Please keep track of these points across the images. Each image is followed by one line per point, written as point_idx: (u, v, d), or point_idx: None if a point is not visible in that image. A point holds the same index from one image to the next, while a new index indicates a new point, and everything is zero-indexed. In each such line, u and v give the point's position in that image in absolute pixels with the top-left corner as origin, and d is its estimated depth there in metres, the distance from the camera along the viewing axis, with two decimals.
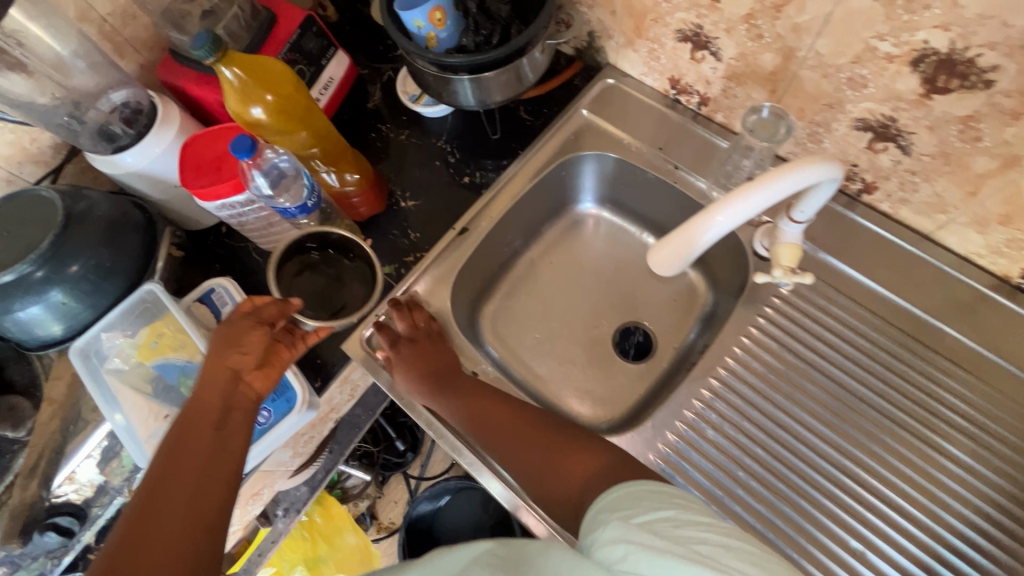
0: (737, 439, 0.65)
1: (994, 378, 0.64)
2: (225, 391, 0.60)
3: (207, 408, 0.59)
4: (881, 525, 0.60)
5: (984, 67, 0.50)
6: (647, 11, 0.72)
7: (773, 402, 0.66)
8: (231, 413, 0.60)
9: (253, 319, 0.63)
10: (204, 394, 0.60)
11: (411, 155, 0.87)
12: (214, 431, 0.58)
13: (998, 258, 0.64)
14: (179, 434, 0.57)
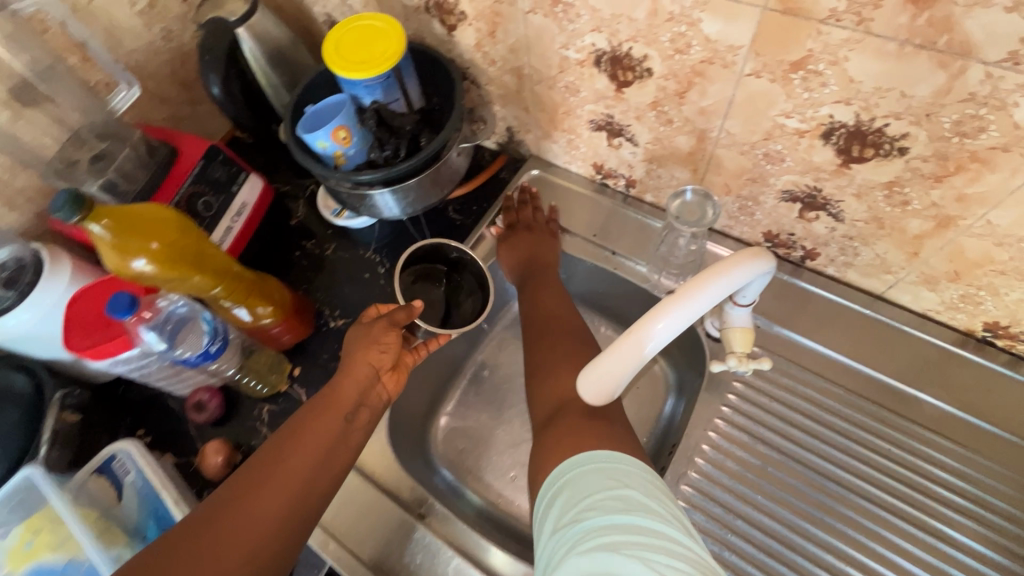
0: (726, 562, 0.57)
1: (979, 443, 0.59)
2: (359, 391, 0.60)
3: (345, 401, 0.58)
4: None
5: (894, 135, 0.48)
6: (557, 105, 0.71)
7: (756, 508, 0.59)
8: (362, 408, 0.60)
9: (387, 321, 0.63)
10: (341, 385, 0.59)
11: (340, 269, 0.83)
12: (343, 422, 0.57)
13: (957, 313, 0.61)
14: (303, 422, 0.56)
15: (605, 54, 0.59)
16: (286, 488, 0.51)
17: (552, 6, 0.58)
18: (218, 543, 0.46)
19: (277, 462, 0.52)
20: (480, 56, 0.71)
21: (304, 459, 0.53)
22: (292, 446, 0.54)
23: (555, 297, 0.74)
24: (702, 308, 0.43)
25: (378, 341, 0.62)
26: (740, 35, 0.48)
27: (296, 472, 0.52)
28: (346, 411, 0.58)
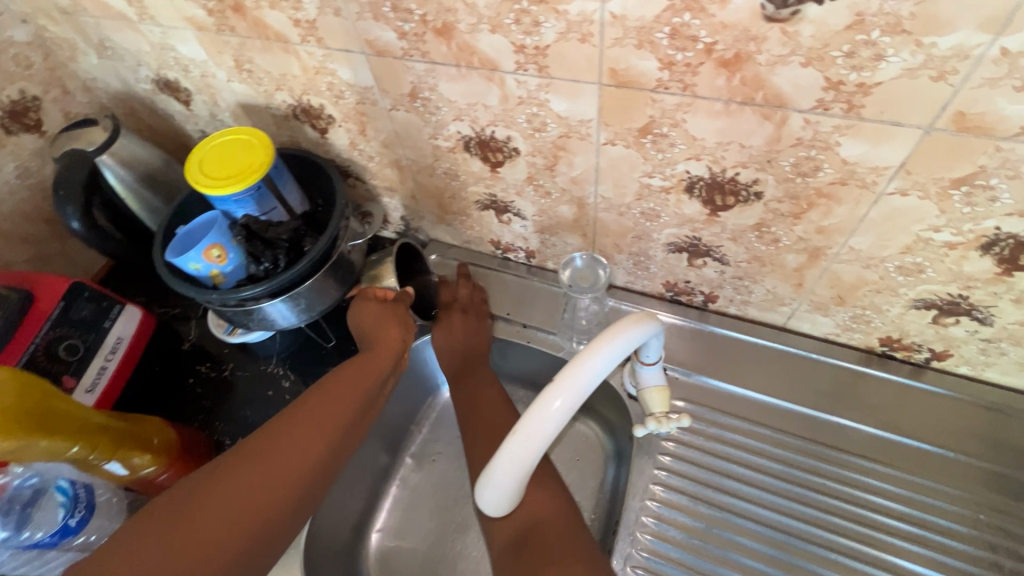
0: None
1: (906, 460, 0.60)
2: (393, 358, 0.64)
3: (381, 365, 0.62)
4: None
5: (747, 182, 0.50)
6: (442, 190, 0.70)
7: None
8: (392, 373, 0.64)
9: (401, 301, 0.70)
10: (376, 352, 0.63)
11: (240, 390, 0.76)
12: (378, 381, 0.61)
13: (854, 333, 0.62)
14: (343, 374, 0.60)
15: (472, 139, 0.60)
16: (326, 436, 0.54)
17: (411, 102, 0.58)
18: (262, 474, 0.50)
19: (314, 412, 0.55)
20: (357, 154, 0.71)
21: (343, 411, 0.57)
22: (331, 398, 0.57)
23: (494, 395, 0.69)
24: (565, 416, 0.40)
25: (402, 319, 0.68)
26: (587, 109, 0.50)
27: (336, 421, 0.55)
28: (382, 374, 0.62)
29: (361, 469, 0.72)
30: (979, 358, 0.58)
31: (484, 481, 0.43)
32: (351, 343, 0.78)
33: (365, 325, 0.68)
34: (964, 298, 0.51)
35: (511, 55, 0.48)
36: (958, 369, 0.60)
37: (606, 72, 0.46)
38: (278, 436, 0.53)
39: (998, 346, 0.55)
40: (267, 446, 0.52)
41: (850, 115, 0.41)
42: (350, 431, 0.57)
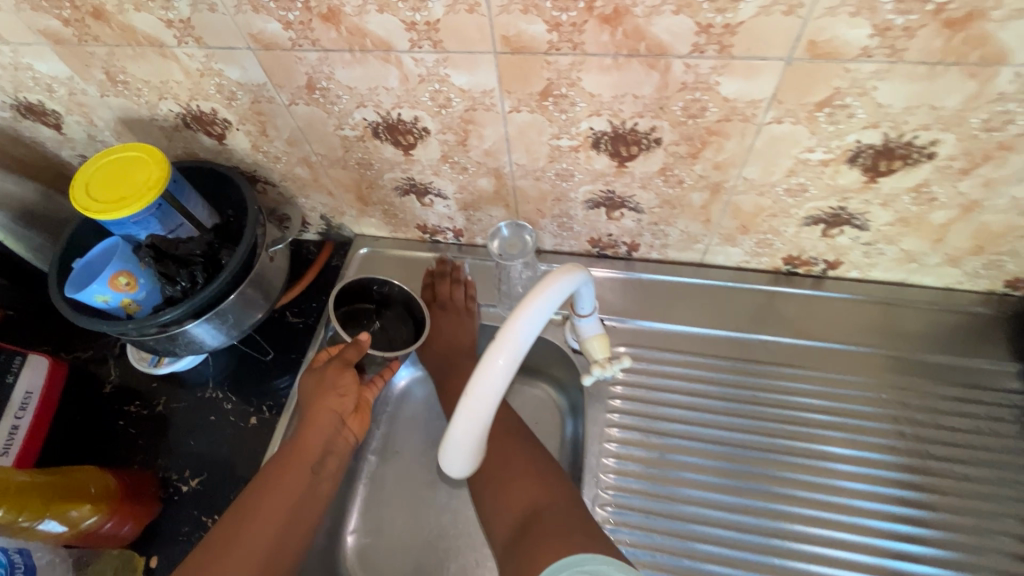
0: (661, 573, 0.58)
1: (821, 361, 0.67)
2: (325, 439, 0.62)
3: (311, 451, 0.60)
4: (824, 562, 0.57)
5: (647, 130, 0.53)
6: (359, 182, 0.69)
7: (672, 503, 0.61)
8: (329, 457, 0.61)
9: (338, 362, 0.65)
10: (305, 438, 0.61)
11: (179, 421, 0.72)
12: (312, 472, 0.60)
13: (762, 258, 0.68)
14: (271, 475, 0.58)
15: (379, 125, 0.59)
16: (253, 556, 0.53)
17: (310, 94, 0.57)
18: None
19: (240, 535, 0.54)
20: (262, 156, 0.68)
21: (276, 516, 0.56)
22: (263, 503, 0.56)
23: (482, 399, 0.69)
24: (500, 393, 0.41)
25: (337, 387, 0.64)
26: (487, 78, 0.51)
27: (269, 529, 0.55)
28: (314, 462, 0.60)
29: None
30: (864, 261, 0.65)
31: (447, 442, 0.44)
32: (291, 352, 0.76)
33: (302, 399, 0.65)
34: (843, 209, 0.58)
35: (404, 34, 0.48)
36: (850, 274, 0.68)
37: (499, 40, 0.47)
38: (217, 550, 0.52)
39: (877, 248, 0.63)
40: None
41: (723, 55, 0.44)
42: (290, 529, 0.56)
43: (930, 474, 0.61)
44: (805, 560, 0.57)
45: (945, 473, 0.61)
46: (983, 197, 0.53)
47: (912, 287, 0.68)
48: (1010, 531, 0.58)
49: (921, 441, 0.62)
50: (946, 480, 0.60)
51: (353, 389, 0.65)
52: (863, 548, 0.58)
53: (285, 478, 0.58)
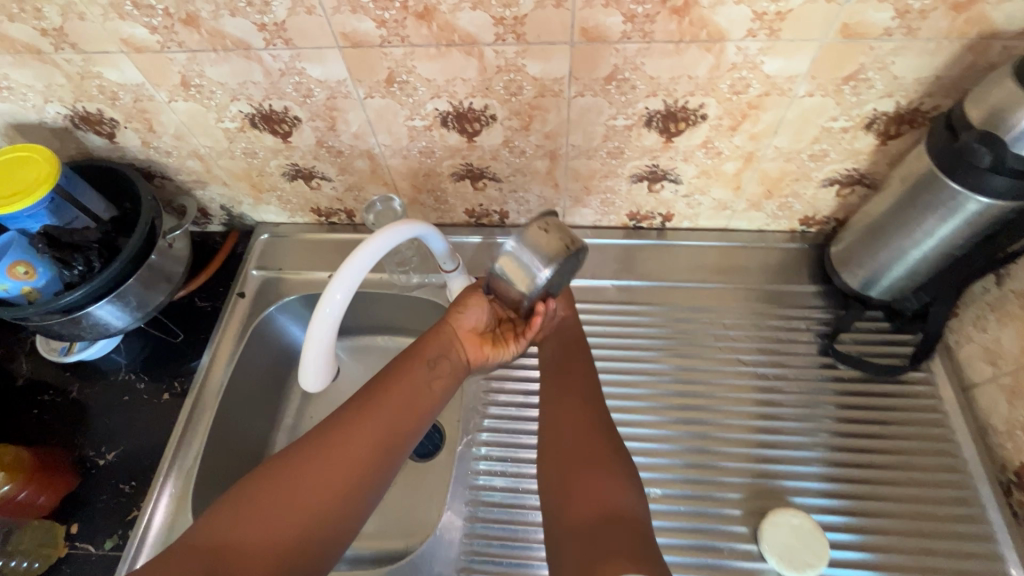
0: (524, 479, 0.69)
1: (664, 298, 0.80)
2: (439, 361, 0.63)
3: (422, 370, 0.62)
4: (666, 458, 0.68)
5: (482, 108, 0.63)
6: (249, 171, 0.76)
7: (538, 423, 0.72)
8: (439, 377, 0.62)
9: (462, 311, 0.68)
10: (423, 348, 0.63)
11: (93, 404, 0.77)
12: (420, 387, 0.61)
13: (610, 215, 0.80)
14: (383, 381, 0.60)
15: (255, 116, 0.67)
16: (351, 453, 0.55)
17: (186, 91, 0.64)
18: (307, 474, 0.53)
19: (351, 428, 0.56)
20: (154, 152, 0.74)
21: (378, 420, 0.57)
22: (373, 404, 0.58)
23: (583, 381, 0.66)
24: (338, 325, 0.49)
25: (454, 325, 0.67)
26: (338, 69, 0.60)
27: (370, 431, 0.57)
28: (423, 380, 0.61)
29: (238, 439, 0.78)
30: (689, 211, 0.78)
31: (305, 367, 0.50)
32: (200, 333, 0.82)
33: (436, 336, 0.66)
34: (657, 166, 0.70)
35: (257, 34, 0.56)
36: (683, 224, 0.81)
37: (339, 36, 0.56)
38: (332, 433, 0.56)
39: (695, 199, 0.76)
40: (302, 466, 0.53)
41: (521, 41, 0.55)
42: (384, 438, 0.57)
43: (762, 378, 0.73)
44: (658, 452, 0.69)
45: (774, 376, 0.73)
46: (755, 148, 0.66)
47: (734, 231, 0.81)
48: (825, 415, 0.70)
49: (752, 352, 0.75)
50: (774, 382, 0.72)
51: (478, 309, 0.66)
52: (696, 440, 0.69)
53: (397, 381, 0.60)
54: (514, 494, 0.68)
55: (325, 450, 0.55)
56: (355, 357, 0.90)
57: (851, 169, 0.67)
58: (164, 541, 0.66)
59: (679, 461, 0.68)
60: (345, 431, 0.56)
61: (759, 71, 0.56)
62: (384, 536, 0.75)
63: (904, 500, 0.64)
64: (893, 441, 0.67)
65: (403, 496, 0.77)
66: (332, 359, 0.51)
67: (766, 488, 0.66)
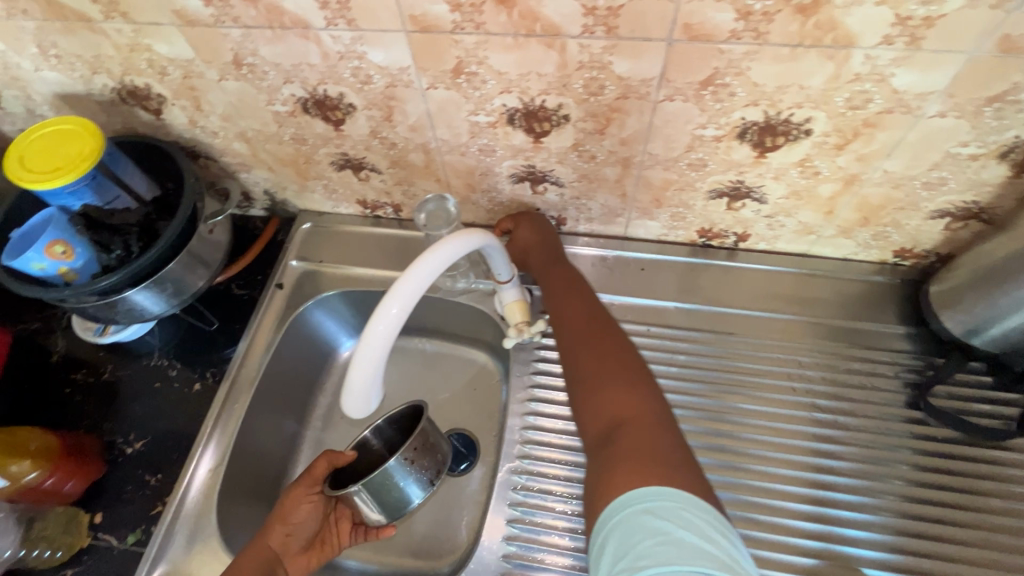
0: (551, 513, 0.63)
1: (730, 325, 0.72)
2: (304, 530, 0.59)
3: (277, 541, 0.57)
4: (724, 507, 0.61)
5: (554, 107, 0.57)
6: (296, 157, 0.72)
7: (563, 453, 0.66)
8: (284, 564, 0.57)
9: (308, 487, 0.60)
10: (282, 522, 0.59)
11: (124, 388, 0.74)
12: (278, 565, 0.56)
13: (678, 230, 0.73)
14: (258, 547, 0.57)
15: (307, 101, 0.62)
16: None
17: (238, 70, 0.59)
18: None
19: None
20: (200, 132, 0.70)
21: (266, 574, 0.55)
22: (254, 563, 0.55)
23: (580, 295, 0.68)
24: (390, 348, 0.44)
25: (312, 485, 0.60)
26: (402, 55, 0.54)
27: None
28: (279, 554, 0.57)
29: (265, 437, 0.74)
30: (769, 233, 0.71)
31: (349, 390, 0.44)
32: (235, 322, 0.79)
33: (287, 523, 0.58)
34: (742, 183, 0.63)
35: (318, 12, 0.51)
36: (758, 246, 0.73)
37: (408, 19, 0.51)
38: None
39: (778, 220, 0.68)
40: None
41: (611, 36, 0.49)
42: None
43: (838, 426, 0.65)
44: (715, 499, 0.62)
45: (852, 426, 0.65)
46: (861, 171, 0.58)
47: (815, 257, 0.73)
48: (910, 476, 0.62)
49: (826, 395, 0.67)
50: (851, 432, 0.65)
51: (308, 522, 0.59)
52: (759, 489, 0.62)
53: (262, 550, 0.56)
54: (539, 530, 0.63)
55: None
56: (390, 359, 0.86)
57: (970, 201, 0.59)
58: (185, 542, 0.64)
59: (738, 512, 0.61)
60: None
61: (886, 85, 0.48)
62: (409, 555, 0.71)
63: None
64: (984, 514, 0.59)
65: (432, 513, 0.73)
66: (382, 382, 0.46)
67: (836, 552, 0.59)
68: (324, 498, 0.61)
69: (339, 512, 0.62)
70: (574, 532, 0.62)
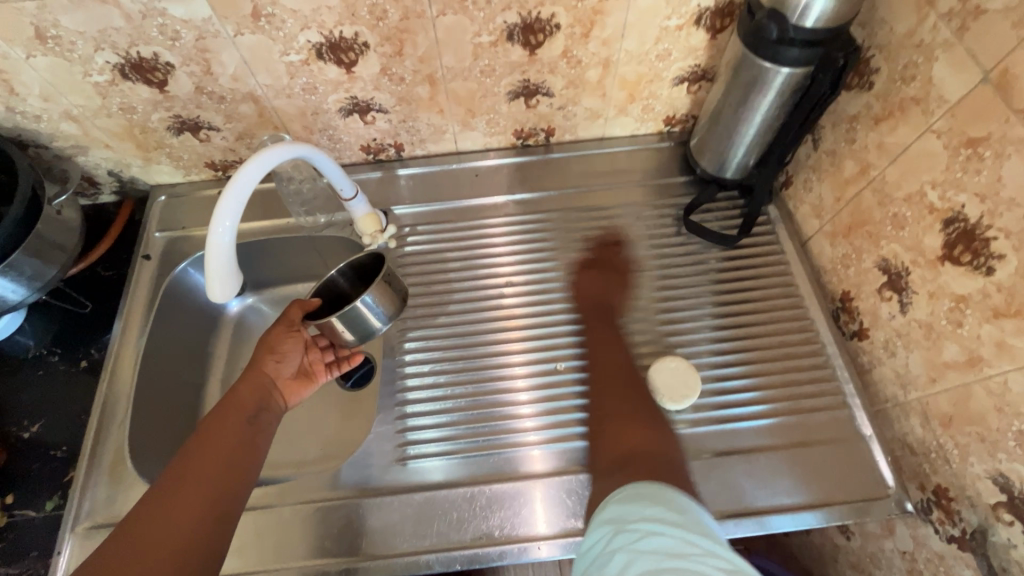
0: (461, 372, 0.74)
1: (558, 203, 0.87)
2: (262, 392, 0.65)
3: (247, 403, 0.62)
4: (576, 338, 0.76)
5: (353, 36, 0.67)
6: (130, 129, 0.76)
7: (501, 319, 0.77)
8: (265, 412, 0.64)
9: (285, 325, 0.69)
10: (242, 385, 0.64)
11: (6, 384, 0.76)
12: (250, 422, 0.61)
13: (498, 136, 0.86)
14: (220, 413, 0.61)
15: (124, 66, 0.67)
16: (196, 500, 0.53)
17: (43, 44, 0.63)
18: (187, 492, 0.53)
19: (191, 469, 0.55)
20: (21, 118, 0.72)
21: (239, 435, 0.60)
22: (224, 430, 0.59)
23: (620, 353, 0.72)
24: (233, 251, 0.56)
25: (289, 326, 0.69)
26: (201, 8, 0.62)
27: (230, 450, 0.58)
28: (253, 410, 0.63)
29: (166, 393, 0.79)
30: (568, 123, 0.86)
31: (213, 278, 0.56)
32: (110, 301, 0.82)
33: (263, 353, 0.67)
34: (528, 81, 0.77)
35: None
36: (566, 137, 0.89)
37: None
38: (186, 465, 0.55)
39: (570, 110, 0.83)
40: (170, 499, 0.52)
41: None
42: (234, 467, 0.57)
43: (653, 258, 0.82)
44: (568, 335, 0.76)
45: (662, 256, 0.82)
46: (609, 53, 0.74)
47: (611, 138, 0.90)
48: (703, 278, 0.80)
49: (638, 239, 0.84)
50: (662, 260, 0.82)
51: (292, 354, 0.69)
52: None
53: (228, 417, 0.60)
54: (494, 380, 0.73)
55: (183, 473, 0.55)
56: (277, 309, 0.93)
57: (694, 66, 0.77)
58: (106, 494, 0.68)
59: None
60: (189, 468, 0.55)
61: None
62: (327, 459, 0.80)
63: (774, 335, 0.75)
64: (764, 290, 0.79)
65: (345, 421, 0.82)
66: (238, 276, 0.58)
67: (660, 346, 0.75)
68: (303, 335, 0.71)
69: (312, 357, 0.73)
70: (525, 376, 0.73)
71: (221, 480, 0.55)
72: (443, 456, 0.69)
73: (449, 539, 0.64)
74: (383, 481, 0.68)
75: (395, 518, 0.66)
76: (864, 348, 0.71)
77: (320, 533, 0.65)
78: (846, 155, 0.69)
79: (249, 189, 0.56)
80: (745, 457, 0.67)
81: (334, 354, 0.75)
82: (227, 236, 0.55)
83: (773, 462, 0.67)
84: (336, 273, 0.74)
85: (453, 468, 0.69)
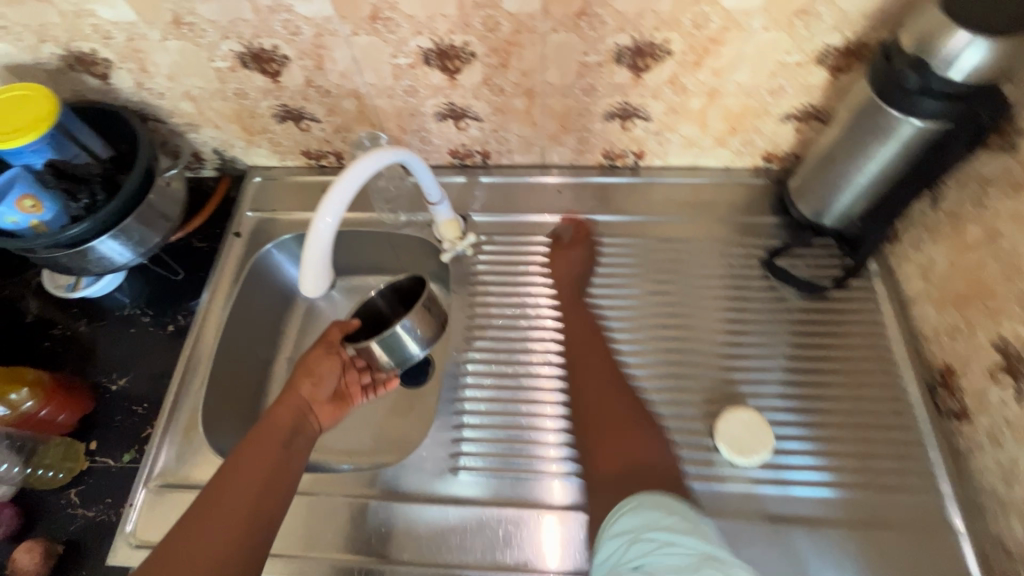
0: (517, 390, 0.73)
1: (639, 230, 0.85)
2: (294, 416, 0.65)
3: (278, 427, 0.63)
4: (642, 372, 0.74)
5: (462, 45, 0.68)
6: (240, 112, 0.79)
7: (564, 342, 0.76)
8: (297, 436, 0.65)
9: (324, 347, 0.71)
10: (276, 410, 0.65)
11: (102, 337, 0.81)
12: (282, 446, 0.62)
13: (587, 154, 0.85)
14: (253, 436, 0.62)
15: (245, 55, 0.70)
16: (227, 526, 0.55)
17: (178, 29, 0.68)
18: (218, 518, 0.55)
19: (223, 494, 0.57)
20: (147, 94, 0.77)
21: (271, 459, 0.61)
22: (255, 455, 0.60)
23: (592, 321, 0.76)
24: (329, 249, 0.57)
25: (328, 348, 0.71)
26: (324, 7, 0.64)
27: (261, 475, 0.59)
28: (285, 434, 0.63)
29: (238, 366, 0.83)
30: (660, 149, 0.83)
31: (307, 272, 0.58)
32: (200, 272, 0.86)
33: (297, 377, 0.69)
34: (628, 103, 0.75)
35: None
36: (655, 163, 0.86)
37: None
38: (218, 490, 0.57)
39: (665, 136, 0.80)
40: (203, 524, 0.55)
41: None
42: (264, 492, 0.58)
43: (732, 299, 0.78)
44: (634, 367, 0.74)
45: (742, 298, 0.78)
46: (718, 83, 0.71)
47: (702, 168, 0.86)
48: (785, 328, 0.76)
49: (719, 277, 0.80)
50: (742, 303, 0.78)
51: (329, 376, 0.70)
52: (670, 352, 0.75)
53: (259, 443, 0.61)
54: (532, 403, 0.72)
55: (215, 498, 0.57)
56: (347, 297, 0.95)
57: (806, 104, 0.73)
58: (177, 455, 0.72)
59: (668, 371, 0.73)
60: (220, 493, 0.57)
61: (718, 5, 0.62)
62: (378, 453, 0.81)
63: (859, 401, 0.70)
64: (851, 349, 0.73)
65: (399, 419, 0.83)
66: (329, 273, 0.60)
67: (732, 394, 0.72)
68: (340, 358, 0.72)
69: (349, 379, 0.73)
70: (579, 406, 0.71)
71: (254, 504, 0.57)
72: (492, 474, 0.69)
73: (491, 558, 0.64)
74: (431, 488, 0.69)
75: (441, 527, 0.66)
76: (962, 432, 0.65)
77: (368, 529, 0.66)
78: (971, 219, 0.63)
79: (353, 191, 0.57)
80: (811, 527, 0.63)
81: (372, 376, 0.76)
82: (326, 236, 0.56)
83: (842, 538, 0.63)
84: (376, 294, 0.76)
85: (497, 487, 0.68)
